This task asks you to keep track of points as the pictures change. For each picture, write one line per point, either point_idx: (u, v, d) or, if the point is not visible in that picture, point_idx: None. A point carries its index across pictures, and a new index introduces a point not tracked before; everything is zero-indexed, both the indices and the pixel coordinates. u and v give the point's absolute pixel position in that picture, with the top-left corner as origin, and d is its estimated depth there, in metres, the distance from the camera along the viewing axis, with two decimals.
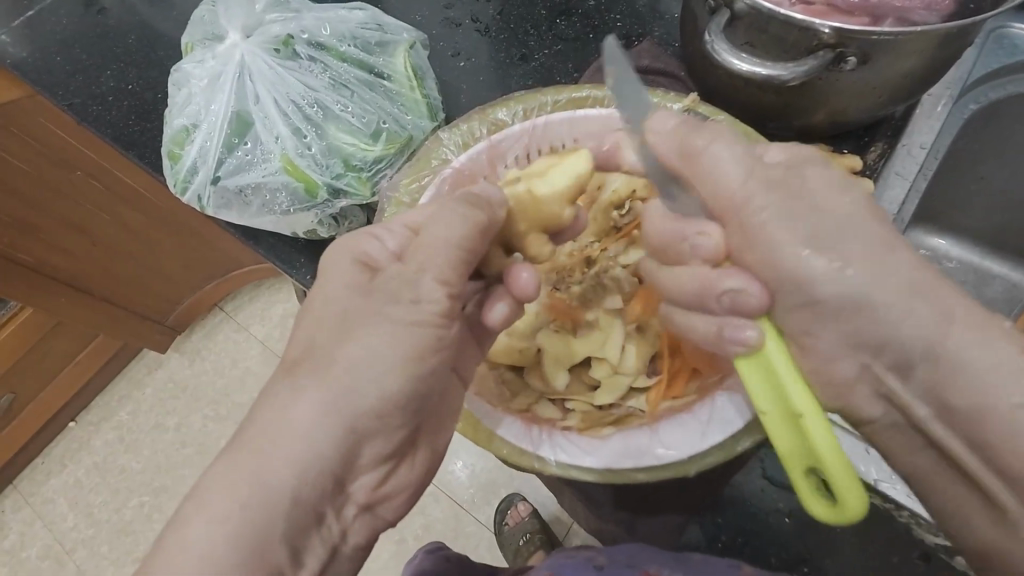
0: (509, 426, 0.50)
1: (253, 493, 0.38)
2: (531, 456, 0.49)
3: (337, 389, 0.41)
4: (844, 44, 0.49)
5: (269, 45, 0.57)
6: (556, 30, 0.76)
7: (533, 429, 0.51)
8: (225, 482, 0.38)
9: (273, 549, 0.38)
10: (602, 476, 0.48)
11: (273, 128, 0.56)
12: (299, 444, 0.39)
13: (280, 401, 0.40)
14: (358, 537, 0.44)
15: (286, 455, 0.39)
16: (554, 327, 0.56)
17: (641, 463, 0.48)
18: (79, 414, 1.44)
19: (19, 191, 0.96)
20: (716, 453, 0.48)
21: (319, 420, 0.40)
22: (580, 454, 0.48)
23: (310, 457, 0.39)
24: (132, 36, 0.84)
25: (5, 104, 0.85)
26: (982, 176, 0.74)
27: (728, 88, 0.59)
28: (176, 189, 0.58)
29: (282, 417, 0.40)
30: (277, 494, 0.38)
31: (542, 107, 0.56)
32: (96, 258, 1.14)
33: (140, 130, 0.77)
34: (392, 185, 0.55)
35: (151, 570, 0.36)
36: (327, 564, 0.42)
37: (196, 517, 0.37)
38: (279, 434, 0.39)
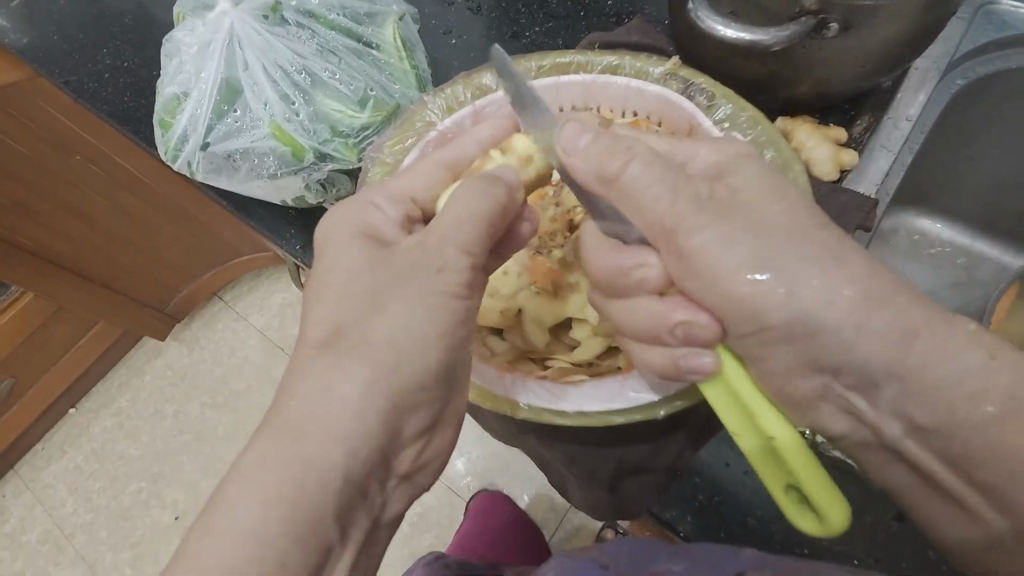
0: (483, 372, 0.50)
1: (303, 476, 0.37)
2: (504, 401, 0.49)
3: (378, 362, 0.40)
4: (826, 10, 0.49)
5: (258, 11, 0.58)
6: (547, 8, 0.77)
7: (508, 376, 0.51)
8: (269, 469, 0.36)
9: (324, 526, 0.37)
10: (577, 420, 0.48)
11: (262, 94, 0.56)
12: (345, 419, 0.38)
13: (318, 378, 0.39)
14: (395, 507, 0.44)
15: (331, 431, 0.38)
16: (534, 288, 0.55)
17: (615, 407, 0.47)
18: (78, 401, 1.45)
19: (19, 174, 0.97)
20: (687, 398, 0.47)
21: (362, 394, 0.39)
22: (552, 398, 0.48)
23: (356, 431, 0.39)
24: (128, 16, 0.85)
25: (6, 86, 0.85)
26: (970, 155, 0.74)
27: (713, 57, 0.58)
28: (167, 157, 0.59)
29: (325, 393, 0.39)
30: (325, 473, 0.37)
31: (526, 73, 0.57)
32: (95, 243, 1.15)
33: (136, 106, 0.78)
34: (377, 146, 0.56)
35: (198, 553, 0.35)
36: (368, 535, 0.41)
37: (242, 499, 0.36)
38: (325, 413, 0.38)
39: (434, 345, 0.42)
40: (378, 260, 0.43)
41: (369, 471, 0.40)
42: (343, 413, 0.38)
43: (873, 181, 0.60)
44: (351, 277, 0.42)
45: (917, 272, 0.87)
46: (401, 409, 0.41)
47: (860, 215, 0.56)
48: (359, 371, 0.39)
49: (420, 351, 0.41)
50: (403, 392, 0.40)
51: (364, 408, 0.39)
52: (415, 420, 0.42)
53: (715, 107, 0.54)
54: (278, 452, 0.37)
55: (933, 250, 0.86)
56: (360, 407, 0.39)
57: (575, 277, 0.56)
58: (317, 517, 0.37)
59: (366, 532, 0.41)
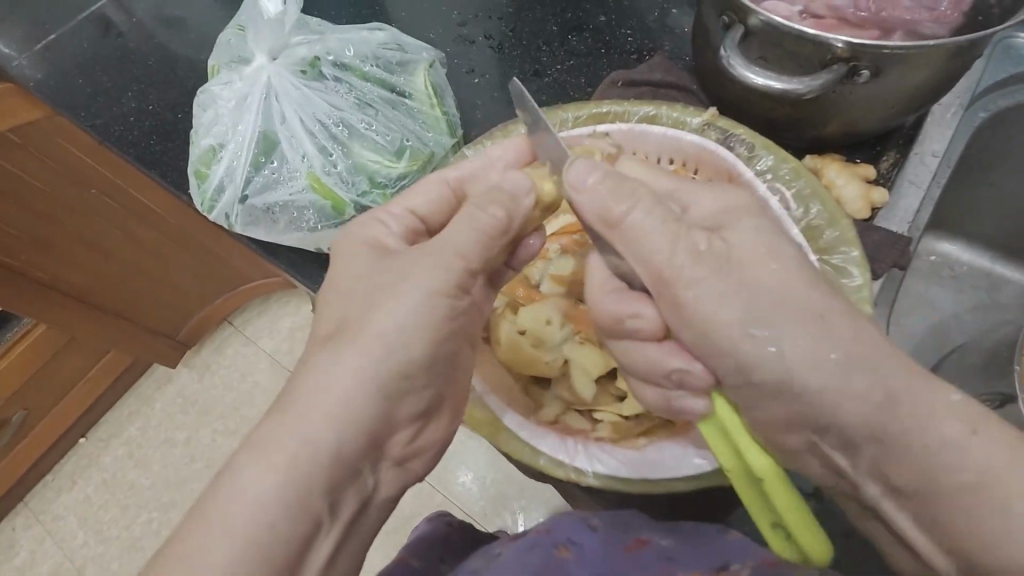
0: (544, 438, 0.52)
1: (297, 450, 0.37)
2: (567, 467, 0.50)
3: (372, 348, 0.41)
4: (856, 58, 0.50)
5: (296, 66, 0.61)
6: (568, 46, 0.78)
7: (567, 440, 0.52)
8: (266, 444, 0.38)
9: (313, 501, 0.37)
10: (640, 486, 0.50)
11: (300, 147, 0.59)
12: (338, 403, 0.39)
13: (318, 365, 0.40)
14: (389, 492, 0.43)
15: (324, 413, 0.39)
16: (579, 339, 0.58)
17: (681, 474, 0.49)
18: (89, 430, 1.44)
19: (36, 209, 0.96)
20: None
21: (357, 381, 0.40)
22: (615, 464, 0.50)
23: (348, 415, 0.39)
24: (152, 57, 0.86)
25: (25, 125, 0.86)
26: (990, 182, 0.75)
27: (743, 101, 0.60)
28: (203, 207, 0.59)
29: (320, 379, 0.40)
30: (315, 448, 0.38)
31: (563, 123, 0.61)
32: (110, 274, 1.13)
33: (161, 149, 0.79)
34: None
35: (195, 531, 0.36)
36: (358, 517, 0.41)
37: (235, 478, 0.37)
38: (320, 393, 0.39)
39: (427, 332, 0.42)
40: (414, 316, 0.43)
41: (362, 453, 0.40)
42: (339, 394, 0.39)
43: (903, 220, 0.62)
44: (391, 338, 0.42)
45: (939, 293, 0.85)
46: (391, 395, 0.41)
47: (892, 255, 0.58)
48: (356, 356, 0.40)
49: (412, 334, 0.42)
50: (394, 376, 0.41)
51: (361, 388, 0.40)
52: (410, 408, 0.42)
53: (755, 158, 0.58)
54: (273, 428, 0.38)
55: (954, 272, 0.84)
56: (358, 387, 0.40)
57: None
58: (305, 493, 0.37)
59: (355, 513, 0.41)
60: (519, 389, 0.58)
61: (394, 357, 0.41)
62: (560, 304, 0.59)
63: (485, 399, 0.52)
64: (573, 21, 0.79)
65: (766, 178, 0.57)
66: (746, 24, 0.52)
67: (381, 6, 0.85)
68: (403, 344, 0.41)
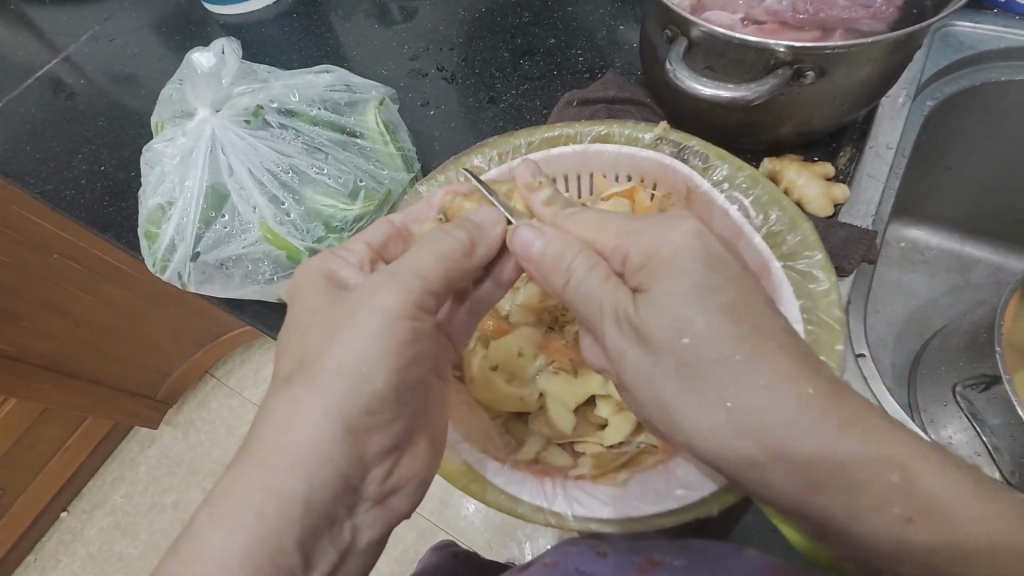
0: (524, 485, 0.52)
1: (264, 502, 0.37)
2: (547, 512, 0.50)
3: (336, 393, 0.40)
4: (800, 61, 0.50)
5: (240, 116, 0.63)
6: (521, 70, 0.78)
7: (547, 483, 0.52)
8: (233, 496, 0.37)
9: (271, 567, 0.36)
10: (623, 527, 0.50)
11: (250, 198, 0.60)
12: (304, 449, 0.38)
13: (281, 412, 0.39)
14: (370, 534, 0.43)
15: (289, 456, 0.38)
16: (553, 368, 0.58)
17: (667, 507, 0.49)
18: (71, 501, 1.31)
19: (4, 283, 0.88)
20: (738, 488, 0.49)
21: (322, 431, 0.39)
22: (598, 506, 0.50)
23: (315, 457, 0.38)
24: (101, 117, 0.84)
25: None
26: (947, 166, 0.76)
27: (695, 111, 0.60)
28: (154, 267, 0.60)
29: (285, 424, 0.39)
30: (279, 492, 0.37)
31: (517, 149, 0.61)
32: (84, 338, 1.03)
33: (116, 211, 0.77)
34: None
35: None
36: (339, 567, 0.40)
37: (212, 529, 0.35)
38: (283, 441, 0.38)
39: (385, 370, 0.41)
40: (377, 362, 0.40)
41: (338, 497, 0.40)
42: (301, 437, 0.38)
43: (868, 213, 0.62)
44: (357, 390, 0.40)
45: (914, 279, 0.84)
46: (364, 434, 0.41)
47: (860, 249, 0.57)
48: (321, 398, 0.39)
49: (376, 377, 0.41)
50: (359, 414, 0.40)
51: (324, 434, 0.39)
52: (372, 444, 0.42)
53: (711, 168, 0.58)
54: (238, 475, 0.38)
55: (925, 257, 0.85)
56: (320, 432, 0.39)
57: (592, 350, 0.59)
58: (275, 547, 0.36)
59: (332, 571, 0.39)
60: (498, 428, 0.57)
61: (357, 396, 0.40)
62: (532, 334, 0.60)
63: (459, 449, 0.52)
64: (524, 46, 0.79)
65: (723, 188, 0.58)
66: (689, 36, 0.53)
67: (331, 48, 0.85)
68: (363, 381, 0.40)
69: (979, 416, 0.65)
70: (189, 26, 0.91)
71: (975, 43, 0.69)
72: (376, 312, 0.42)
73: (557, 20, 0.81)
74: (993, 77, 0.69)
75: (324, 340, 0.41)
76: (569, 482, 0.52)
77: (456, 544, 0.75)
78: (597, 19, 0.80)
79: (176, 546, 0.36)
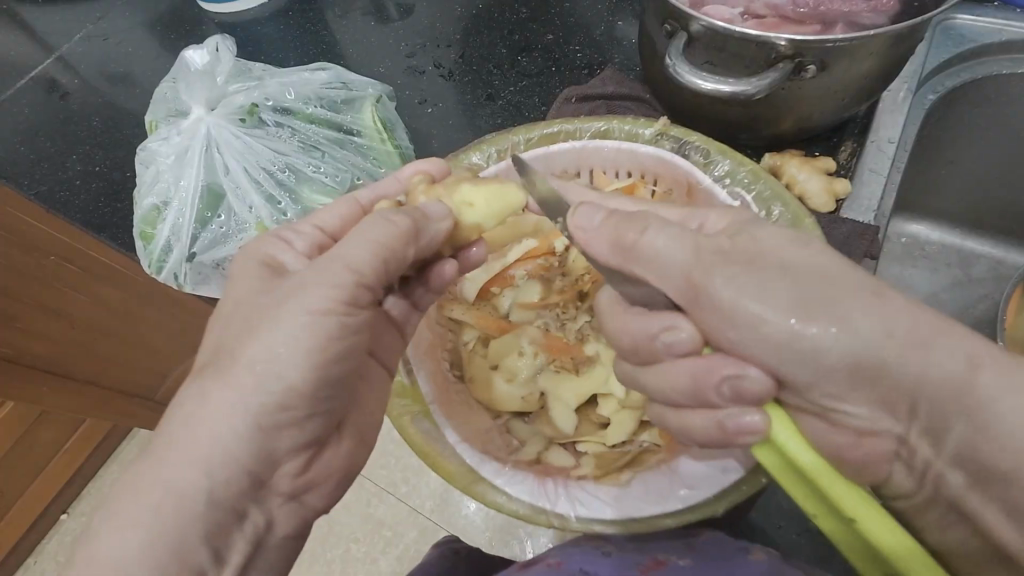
0: (524, 484, 0.51)
1: (163, 504, 0.36)
2: (549, 513, 0.50)
3: (244, 390, 0.39)
4: (801, 54, 0.50)
5: (235, 115, 0.63)
6: (518, 67, 0.77)
7: (547, 483, 0.52)
8: (124, 497, 0.36)
9: None
10: (624, 528, 0.50)
11: (246, 198, 0.61)
12: (201, 444, 0.38)
13: (188, 402, 0.39)
14: (286, 525, 0.43)
15: (188, 453, 0.38)
16: (553, 367, 0.58)
17: (669, 508, 0.49)
18: (69, 504, 1.29)
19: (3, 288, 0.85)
20: (739, 489, 0.48)
21: (223, 423, 0.38)
22: (600, 506, 0.50)
23: (213, 455, 0.38)
24: (96, 118, 0.83)
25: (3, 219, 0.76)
26: (948, 161, 0.76)
27: (694, 107, 0.60)
28: (150, 267, 0.60)
29: (191, 418, 0.38)
30: (183, 493, 0.37)
31: (515, 146, 0.61)
32: (78, 338, 1.00)
33: (111, 211, 0.77)
34: None
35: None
36: (250, 556, 0.40)
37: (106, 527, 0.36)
38: (181, 443, 0.38)
39: (299, 364, 0.40)
40: None
41: (246, 492, 0.39)
42: (204, 430, 0.38)
43: (870, 208, 0.61)
44: None
45: (914, 274, 0.84)
46: (280, 430, 0.40)
47: (862, 244, 0.57)
48: (232, 399, 0.39)
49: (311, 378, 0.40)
50: (273, 412, 0.39)
51: (239, 435, 0.39)
52: (294, 439, 0.41)
53: (712, 164, 0.58)
54: (138, 473, 0.37)
55: (926, 251, 0.84)
56: (227, 433, 0.38)
57: (593, 348, 0.58)
58: (177, 550, 0.36)
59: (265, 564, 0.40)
60: (499, 429, 0.57)
61: (268, 395, 0.39)
62: (533, 333, 0.59)
63: (458, 450, 0.52)
64: (521, 42, 0.79)
65: (725, 183, 0.57)
66: (688, 31, 0.52)
67: (327, 45, 0.84)
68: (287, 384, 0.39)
69: None
70: (184, 25, 0.90)
71: (976, 36, 0.69)
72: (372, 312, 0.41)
73: (555, 16, 0.80)
74: (995, 71, 0.69)
75: (250, 340, 0.40)
76: (570, 482, 0.52)
77: (456, 542, 0.74)
78: (595, 14, 0.80)
79: (80, 545, 0.36)
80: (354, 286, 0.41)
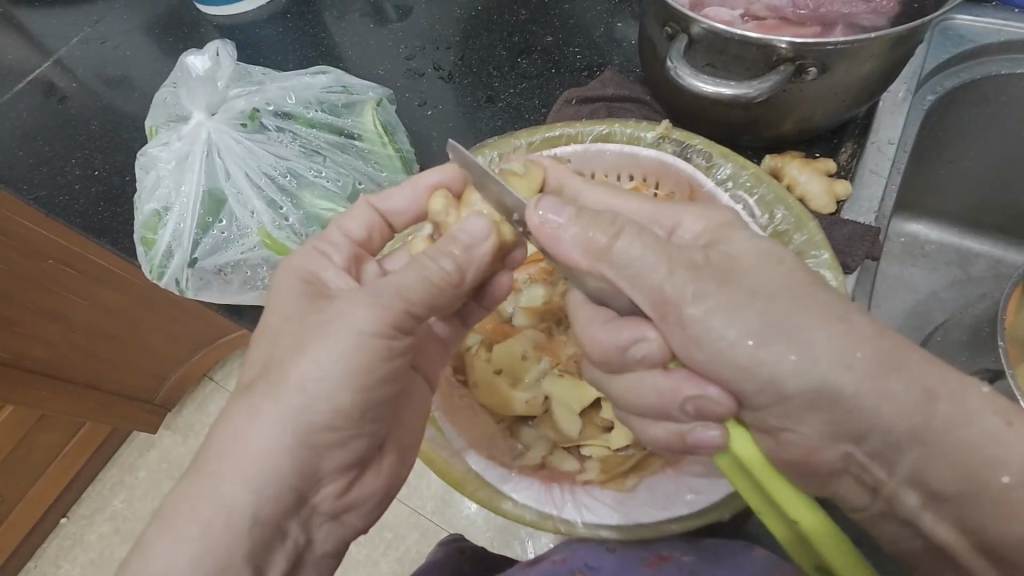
0: (529, 491, 0.52)
1: (215, 516, 0.37)
2: (556, 519, 0.51)
3: (291, 409, 0.39)
4: (802, 57, 0.50)
5: (236, 120, 0.63)
6: (518, 68, 0.77)
7: (554, 489, 0.52)
8: (181, 506, 0.37)
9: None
10: (630, 534, 0.50)
11: (248, 203, 0.61)
12: (253, 462, 0.38)
13: (236, 420, 0.39)
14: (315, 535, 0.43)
15: (239, 470, 0.38)
16: (557, 371, 0.57)
17: (676, 513, 0.49)
18: (69, 508, 1.27)
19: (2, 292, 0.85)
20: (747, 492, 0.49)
21: (273, 442, 0.38)
22: (607, 513, 0.50)
23: (261, 472, 0.38)
24: (94, 121, 0.83)
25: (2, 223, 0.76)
26: (948, 161, 0.76)
27: (696, 109, 0.60)
28: (151, 273, 0.60)
29: (241, 437, 0.38)
30: (223, 510, 0.37)
31: (517, 150, 0.60)
32: (79, 341, 1.00)
33: (111, 215, 0.76)
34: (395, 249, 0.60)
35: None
36: None
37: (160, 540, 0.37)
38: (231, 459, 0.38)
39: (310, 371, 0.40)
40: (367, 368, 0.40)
41: None
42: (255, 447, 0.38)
43: (871, 209, 0.61)
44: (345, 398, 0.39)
45: (915, 273, 0.84)
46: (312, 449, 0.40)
47: (864, 246, 0.57)
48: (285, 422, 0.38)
49: (348, 404, 0.40)
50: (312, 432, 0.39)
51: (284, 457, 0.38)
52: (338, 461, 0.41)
53: (714, 167, 0.58)
54: (191, 488, 0.38)
55: (926, 251, 0.84)
56: (269, 451, 0.38)
57: None
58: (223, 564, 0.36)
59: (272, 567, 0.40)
60: (502, 433, 0.57)
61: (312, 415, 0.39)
62: (535, 337, 0.59)
63: (463, 455, 0.52)
64: (521, 44, 0.79)
65: (727, 187, 0.58)
66: (689, 33, 0.52)
67: (326, 48, 0.84)
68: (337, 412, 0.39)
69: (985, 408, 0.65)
70: (181, 27, 0.90)
71: (974, 36, 0.69)
72: (400, 329, 0.42)
73: (554, 18, 0.80)
74: (994, 71, 0.69)
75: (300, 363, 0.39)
76: (576, 488, 0.52)
77: (461, 541, 0.74)
78: (594, 16, 0.80)
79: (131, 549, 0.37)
80: (358, 291, 0.41)
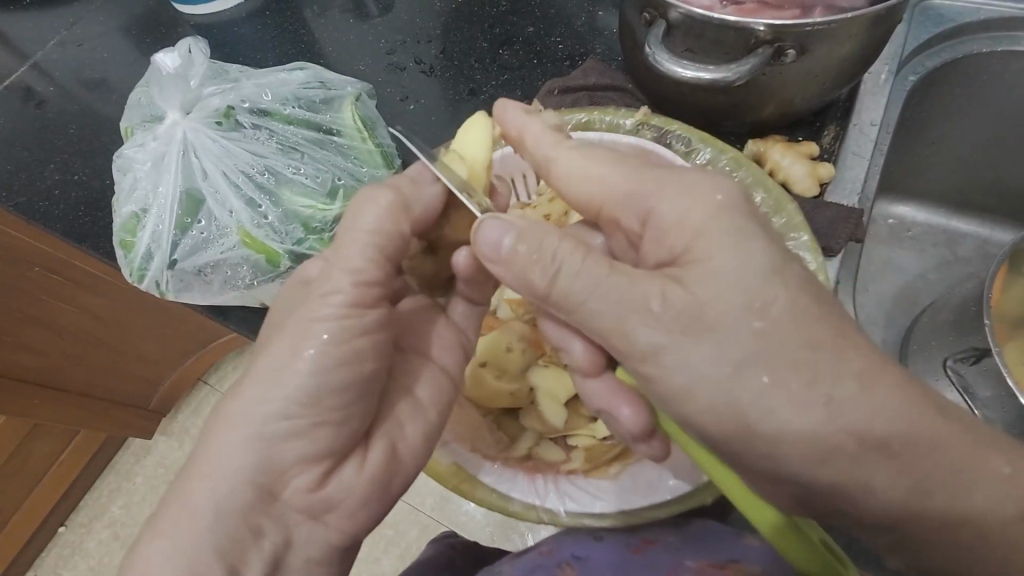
0: (514, 483, 0.53)
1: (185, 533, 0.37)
2: (539, 509, 0.52)
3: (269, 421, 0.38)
4: (780, 39, 0.50)
5: (211, 118, 0.63)
6: (499, 60, 0.77)
7: (537, 479, 0.53)
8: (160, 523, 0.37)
9: None
10: (618, 519, 0.51)
11: (226, 202, 0.60)
12: None
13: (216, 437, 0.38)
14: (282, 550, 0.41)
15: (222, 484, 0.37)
16: (541, 362, 0.58)
17: (660, 498, 0.50)
18: (67, 517, 1.27)
19: None
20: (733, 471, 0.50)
21: None
22: (590, 501, 0.51)
23: None
24: (73, 125, 0.82)
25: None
26: (934, 140, 0.75)
27: (679, 95, 0.60)
28: (132, 277, 0.60)
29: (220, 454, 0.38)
30: None
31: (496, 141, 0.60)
32: (70, 350, 0.99)
33: (92, 220, 0.75)
34: None
35: None
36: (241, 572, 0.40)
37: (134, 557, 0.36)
38: None
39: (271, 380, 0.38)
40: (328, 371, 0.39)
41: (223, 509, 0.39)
42: None
43: (853, 190, 0.61)
44: None
45: (903, 255, 0.84)
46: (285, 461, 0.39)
47: (848, 228, 0.57)
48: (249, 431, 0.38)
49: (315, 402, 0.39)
50: None
51: None
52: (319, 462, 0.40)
53: (694, 152, 0.59)
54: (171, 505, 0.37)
55: (913, 233, 0.84)
56: None
57: None
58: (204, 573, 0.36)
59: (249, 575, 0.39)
60: (489, 427, 0.57)
61: None
62: (518, 328, 0.59)
63: (448, 448, 0.53)
64: (502, 36, 0.78)
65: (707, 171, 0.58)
66: (667, 18, 0.52)
67: (306, 45, 0.83)
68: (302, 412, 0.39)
69: (971, 389, 0.65)
70: (159, 28, 0.89)
71: (955, 15, 0.69)
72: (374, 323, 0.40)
73: (535, 8, 0.79)
74: (975, 50, 0.69)
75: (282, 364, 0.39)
76: (560, 476, 0.53)
77: (455, 537, 0.74)
78: (575, 5, 0.79)
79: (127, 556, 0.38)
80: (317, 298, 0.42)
